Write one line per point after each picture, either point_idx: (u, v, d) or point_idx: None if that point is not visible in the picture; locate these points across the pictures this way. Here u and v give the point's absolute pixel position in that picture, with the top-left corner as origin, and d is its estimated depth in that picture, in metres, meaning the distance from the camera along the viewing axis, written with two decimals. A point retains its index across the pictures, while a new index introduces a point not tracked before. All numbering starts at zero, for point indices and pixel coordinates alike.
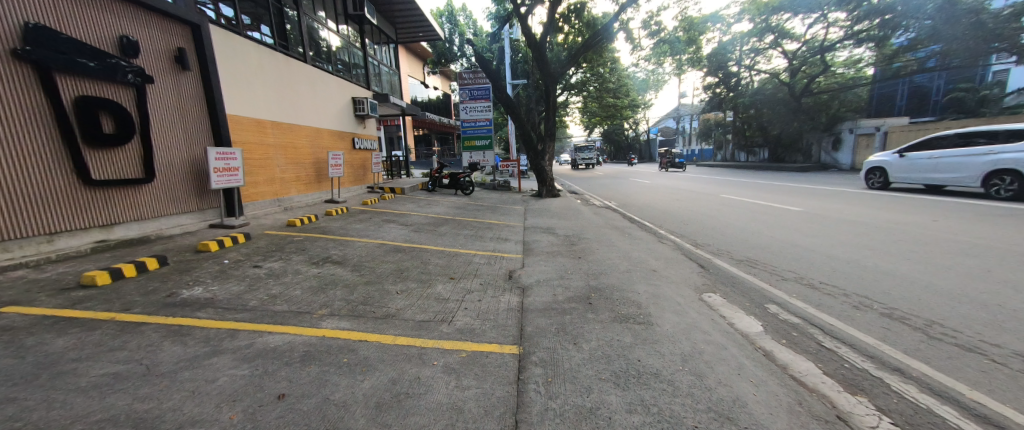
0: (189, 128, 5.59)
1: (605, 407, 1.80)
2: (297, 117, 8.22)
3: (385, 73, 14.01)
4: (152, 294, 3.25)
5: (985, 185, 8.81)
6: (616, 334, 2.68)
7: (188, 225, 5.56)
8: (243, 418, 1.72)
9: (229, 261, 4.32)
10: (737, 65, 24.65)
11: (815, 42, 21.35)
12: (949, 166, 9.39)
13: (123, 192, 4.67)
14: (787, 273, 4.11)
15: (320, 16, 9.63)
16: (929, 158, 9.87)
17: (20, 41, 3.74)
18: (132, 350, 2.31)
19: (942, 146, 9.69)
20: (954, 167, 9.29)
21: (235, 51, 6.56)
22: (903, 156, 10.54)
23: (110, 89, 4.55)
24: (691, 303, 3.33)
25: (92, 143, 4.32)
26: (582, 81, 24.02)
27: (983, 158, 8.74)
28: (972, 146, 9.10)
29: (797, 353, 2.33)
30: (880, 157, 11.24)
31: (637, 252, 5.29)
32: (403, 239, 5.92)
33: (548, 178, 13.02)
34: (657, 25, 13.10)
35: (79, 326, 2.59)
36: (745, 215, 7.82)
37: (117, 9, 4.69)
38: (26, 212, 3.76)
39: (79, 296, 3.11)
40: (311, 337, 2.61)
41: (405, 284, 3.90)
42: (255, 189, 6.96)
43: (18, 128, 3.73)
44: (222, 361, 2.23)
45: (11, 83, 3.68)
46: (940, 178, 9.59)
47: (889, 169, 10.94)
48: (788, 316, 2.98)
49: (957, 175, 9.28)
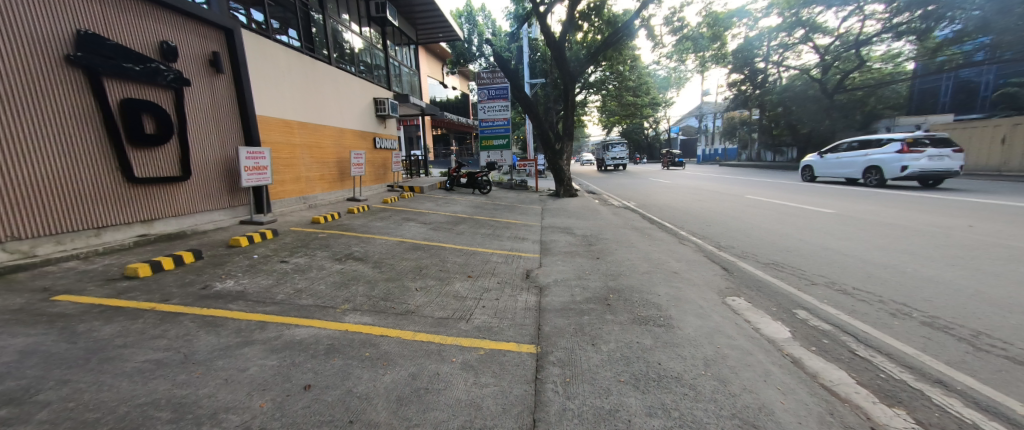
0: (222, 128, 5.87)
1: (624, 409, 1.78)
2: (321, 117, 8.49)
3: (405, 74, 14.25)
4: (188, 286, 3.43)
5: (866, 177, 12.03)
6: (636, 336, 2.64)
7: (220, 221, 5.84)
8: (272, 407, 1.80)
9: (258, 255, 4.50)
10: (765, 61, 23.75)
11: (850, 36, 20.31)
12: (845, 164, 12.65)
13: (162, 189, 4.94)
14: (817, 278, 3.94)
15: (344, 19, 9.90)
16: (836, 158, 13.08)
17: (72, 47, 4.01)
18: (171, 339, 2.45)
19: (844, 149, 12.86)
20: (848, 165, 12.53)
21: (265, 54, 6.83)
22: (823, 156, 13.70)
23: (152, 91, 4.82)
24: (714, 306, 3.25)
25: (135, 143, 4.60)
26: (601, 79, 23.66)
27: (861, 159, 12.02)
28: (859, 149, 12.29)
29: (827, 361, 2.23)
30: (810, 157, 14.38)
31: (657, 253, 5.18)
32: (422, 237, 6.02)
33: (566, 178, 12.92)
34: (680, 21, 12.80)
35: (124, 314, 2.77)
36: (771, 216, 7.54)
37: (158, 16, 4.97)
38: (76, 206, 4.04)
39: (123, 287, 3.32)
40: (335, 331, 2.69)
41: (424, 281, 3.96)
42: (282, 187, 7.24)
43: (70, 129, 4.01)
44: (253, 352, 2.33)
45: (65, 86, 3.95)
46: (841, 173, 12.84)
47: (815, 167, 14.03)
48: (817, 322, 2.86)
49: (848, 171, 12.59)
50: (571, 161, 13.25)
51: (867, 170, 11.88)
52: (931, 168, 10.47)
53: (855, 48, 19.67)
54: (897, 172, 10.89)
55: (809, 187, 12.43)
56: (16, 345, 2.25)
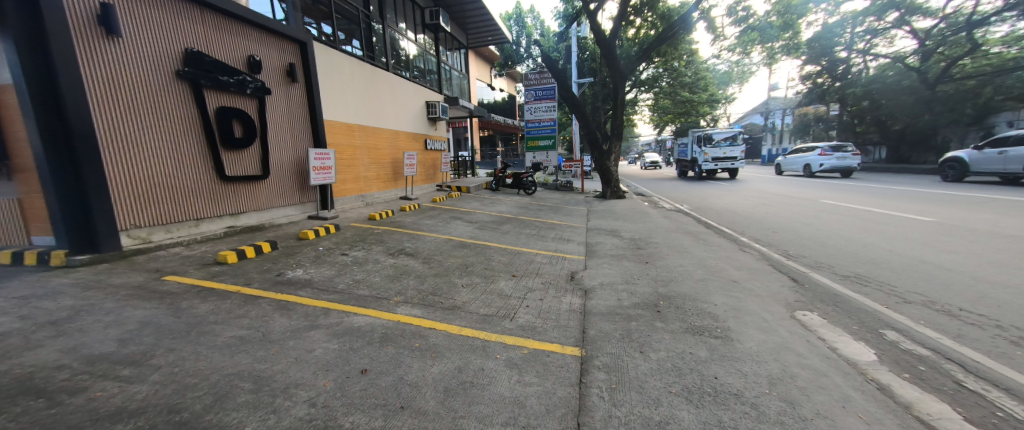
0: (295, 132, 6.50)
1: (675, 422, 1.69)
2: (379, 121, 9.07)
3: (455, 77, 14.71)
4: (266, 272, 3.87)
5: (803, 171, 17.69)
6: (689, 346, 2.49)
7: (292, 215, 6.47)
8: (334, 387, 1.96)
9: (322, 248, 4.94)
10: (847, 50, 21.07)
11: (959, 16, 17.45)
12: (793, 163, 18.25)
13: (247, 186, 5.60)
14: (911, 296, 3.43)
15: (401, 27, 10.48)
16: (790, 158, 18.64)
17: (181, 64, 4.71)
18: (252, 318, 2.77)
19: (795, 152, 18.45)
20: (795, 163, 18.16)
21: (332, 63, 7.45)
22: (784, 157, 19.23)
23: (240, 100, 5.48)
24: (780, 320, 2.96)
25: (227, 145, 5.25)
26: (653, 76, 22.42)
27: (800, 159, 17.64)
28: (802, 153, 17.87)
29: (923, 391, 1.94)
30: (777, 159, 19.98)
31: (714, 259, 4.85)
32: (469, 235, 6.21)
33: (613, 179, 12.52)
34: (745, 11, 11.81)
35: (216, 295, 3.19)
36: (851, 224, 6.71)
37: (247, 33, 5.64)
38: (182, 200, 4.72)
39: (215, 271, 3.82)
40: (388, 321, 2.87)
41: (470, 278, 4.08)
42: (343, 185, 7.84)
43: (179, 135, 4.70)
44: (318, 335, 2.56)
45: (176, 97, 4.65)
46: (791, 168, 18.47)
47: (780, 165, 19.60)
48: (911, 346, 2.49)
49: (795, 167, 18.22)
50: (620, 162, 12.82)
51: (804, 167, 17.51)
52: (840, 165, 16.02)
53: (967, 30, 16.81)
54: (817, 168, 16.55)
55: (898, 191, 10.93)
56: (137, 316, 2.68)
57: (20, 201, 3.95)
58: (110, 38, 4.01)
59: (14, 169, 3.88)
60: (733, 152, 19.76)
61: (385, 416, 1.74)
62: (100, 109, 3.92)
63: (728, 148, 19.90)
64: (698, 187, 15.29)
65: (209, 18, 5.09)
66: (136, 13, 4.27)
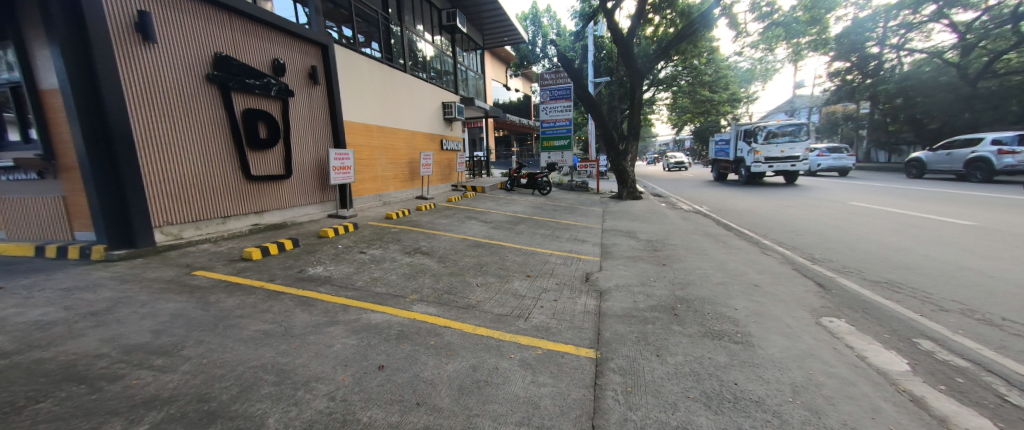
0: (316, 132, 6.68)
1: (692, 427, 1.66)
2: (397, 122, 9.22)
3: (471, 78, 14.79)
4: (288, 269, 3.99)
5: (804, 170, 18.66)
6: (707, 351, 2.44)
7: (313, 214, 6.66)
8: (352, 381, 2.01)
9: (341, 246, 5.06)
10: (879, 45, 20.08)
11: (1004, 8, 16.46)
12: None
13: (270, 185, 5.79)
14: (948, 304, 3.24)
15: (418, 29, 10.64)
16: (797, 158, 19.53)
17: (211, 68, 4.92)
18: (275, 313, 2.87)
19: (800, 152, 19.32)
20: None
21: (352, 65, 7.63)
22: None
23: (266, 102, 5.68)
24: (805, 326, 2.85)
25: (252, 146, 5.45)
26: (672, 75, 22.21)
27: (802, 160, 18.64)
28: None
29: (961, 404, 1.84)
30: None
31: (735, 262, 4.72)
32: (483, 235, 6.24)
33: (630, 179, 12.33)
34: (770, 6, 11.53)
35: (241, 290, 3.32)
36: (882, 227, 6.42)
37: (272, 38, 5.84)
38: (210, 198, 4.93)
39: (241, 267, 3.97)
40: (404, 318, 2.92)
41: (484, 277, 4.10)
42: (362, 185, 8.01)
43: (210, 136, 4.91)
44: (337, 331, 2.63)
45: (206, 100, 4.86)
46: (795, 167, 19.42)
47: None
48: (948, 356, 2.36)
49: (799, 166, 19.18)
50: (636, 162, 12.62)
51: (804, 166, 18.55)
52: (837, 165, 16.91)
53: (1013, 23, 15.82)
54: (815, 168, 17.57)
55: (933, 193, 10.41)
56: (169, 309, 2.82)
57: (64, 198, 4.20)
58: (146, 44, 4.23)
59: (60, 168, 4.13)
60: (795, 149, 14.32)
61: (401, 412, 1.77)
62: (136, 111, 4.13)
63: (787, 144, 14.23)
64: (717, 187, 14.94)
65: (237, 23, 5.30)
66: (169, 19, 4.49)
